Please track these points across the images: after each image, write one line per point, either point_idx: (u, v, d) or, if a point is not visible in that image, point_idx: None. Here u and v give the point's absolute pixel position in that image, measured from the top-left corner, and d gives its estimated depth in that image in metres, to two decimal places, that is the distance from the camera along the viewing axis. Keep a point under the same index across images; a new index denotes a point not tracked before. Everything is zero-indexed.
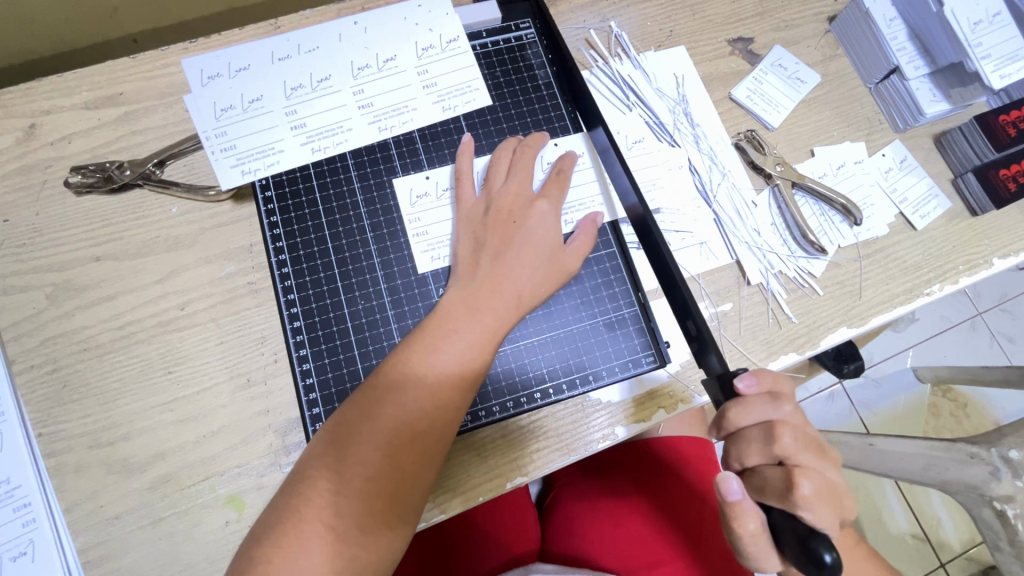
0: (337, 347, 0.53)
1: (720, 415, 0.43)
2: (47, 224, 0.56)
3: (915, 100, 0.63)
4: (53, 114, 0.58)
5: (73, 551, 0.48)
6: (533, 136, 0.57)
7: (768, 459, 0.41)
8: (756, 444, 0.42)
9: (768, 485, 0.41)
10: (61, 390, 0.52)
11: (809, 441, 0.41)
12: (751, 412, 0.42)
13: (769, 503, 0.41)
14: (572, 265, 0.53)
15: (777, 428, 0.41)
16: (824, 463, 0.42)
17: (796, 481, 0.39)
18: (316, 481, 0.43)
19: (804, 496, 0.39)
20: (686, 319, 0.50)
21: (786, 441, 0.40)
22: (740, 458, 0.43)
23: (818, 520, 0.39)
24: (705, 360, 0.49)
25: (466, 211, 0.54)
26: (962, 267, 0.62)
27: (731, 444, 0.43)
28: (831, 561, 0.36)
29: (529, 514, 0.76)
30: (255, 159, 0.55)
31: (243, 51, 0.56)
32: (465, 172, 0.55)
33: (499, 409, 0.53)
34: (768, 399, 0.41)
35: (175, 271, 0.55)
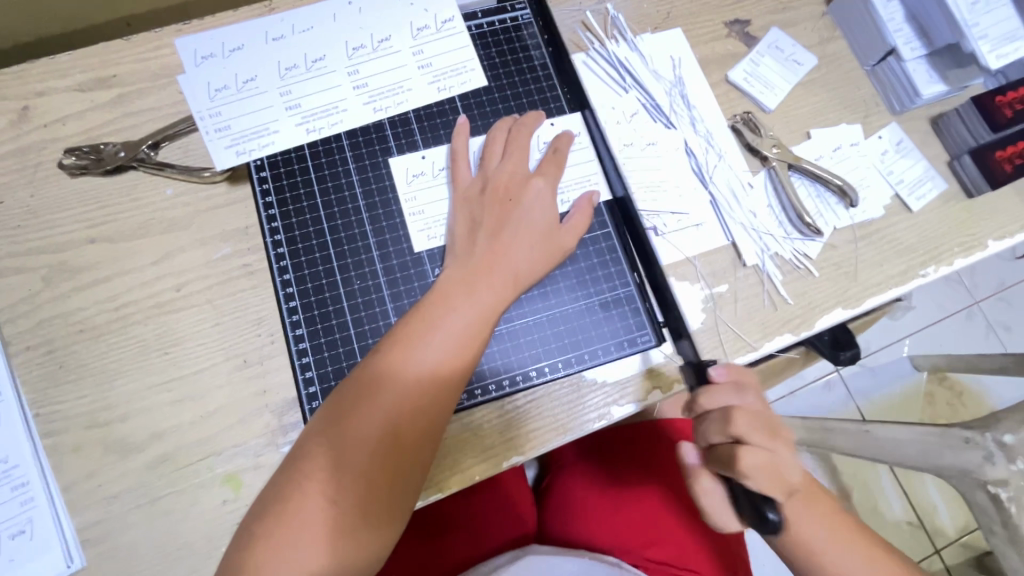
0: (333, 327, 0.53)
1: (689, 400, 0.48)
2: (41, 206, 0.55)
3: (912, 82, 0.63)
4: (46, 95, 0.58)
5: (72, 530, 0.49)
6: (529, 115, 0.57)
7: (726, 438, 0.45)
8: (713, 425, 0.46)
9: (715, 458, 0.46)
10: (57, 371, 0.52)
11: (761, 423, 0.45)
12: (715, 397, 0.46)
13: (711, 466, 0.48)
14: (567, 245, 0.54)
15: (735, 411, 0.45)
16: (778, 441, 0.45)
17: (741, 455, 0.43)
18: (316, 456, 0.43)
19: (746, 467, 0.43)
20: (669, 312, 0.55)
21: (737, 423, 0.44)
22: (698, 437, 0.48)
23: (761, 488, 0.43)
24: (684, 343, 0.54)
25: (462, 191, 0.54)
26: (957, 249, 0.62)
27: (696, 425, 0.48)
28: (774, 518, 0.42)
29: (526, 497, 0.76)
30: (250, 140, 0.55)
31: (237, 31, 0.56)
32: (462, 152, 0.55)
33: (496, 388, 0.53)
34: (725, 386, 0.46)
35: (170, 253, 0.55)
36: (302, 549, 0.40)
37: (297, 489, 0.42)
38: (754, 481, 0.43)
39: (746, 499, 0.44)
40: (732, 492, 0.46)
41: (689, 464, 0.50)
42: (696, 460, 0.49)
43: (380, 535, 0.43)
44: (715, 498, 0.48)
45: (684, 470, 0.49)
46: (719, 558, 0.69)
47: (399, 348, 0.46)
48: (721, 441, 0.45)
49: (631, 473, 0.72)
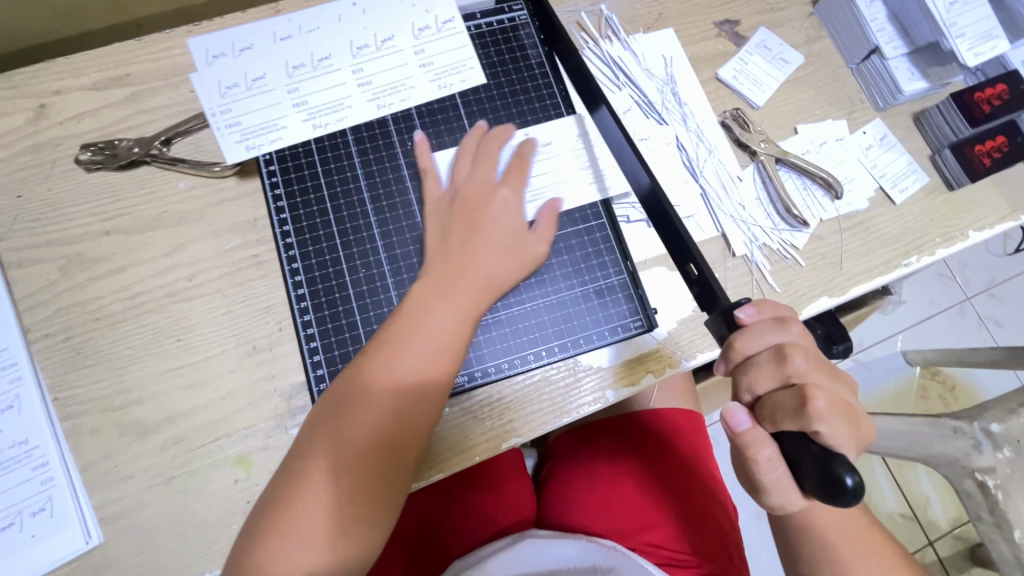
0: (340, 313, 0.55)
1: (725, 346, 0.43)
2: (59, 199, 0.58)
3: (894, 79, 0.66)
4: (62, 94, 0.60)
5: (90, 508, 0.51)
6: (499, 129, 0.59)
7: (782, 382, 0.41)
8: (767, 367, 0.41)
9: (781, 407, 0.41)
10: (75, 356, 0.54)
11: (819, 362, 0.42)
12: (758, 337, 0.42)
13: (784, 429, 0.40)
14: (539, 249, 0.56)
15: (787, 349, 0.41)
16: (836, 385, 0.42)
17: (806, 397, 0.39)
18: (312, 457, 0.46)
19: (817, 409, 0.39)
20: (687, 262, 0.51)
21: (797, 361, 0.41)
22: (750, 386, 0.42)
23: (832, 434, 0.39)
24: (708, 305, 0.50)
25: (432, 203, 0.57)
26: (939, 239, 0.65)
27: (739, 374, 0.43)
28: (853, 483, 0.35)
29: (525, 481, 0.78)
30: (259, 135, 0.58)
31: (246, 31, 0.59)
32: (429, 169, 0.58)
33: (494, 370, 0.56)
34: (773, 323, 0.42)
35: (183, 244, 0.57)
36: (302, 545, 0.44)
37: (294, 491, 0.45)
38: (824, 425, 0.39)
39: (814, 461, 0.37)
40: (794, 452, 0.39)
41: (739, 431, 0.41)
42: (747, 426, 0.41)
43: (373, 526, 0.46)
44: (776, 466, 0.40)
45: (737, 436, 0.41)
46: (713, 539, 0.71)
47: (379, 356, 0.49)
48: (772, 387, 0.42)
49: (626, 458, 0.75)
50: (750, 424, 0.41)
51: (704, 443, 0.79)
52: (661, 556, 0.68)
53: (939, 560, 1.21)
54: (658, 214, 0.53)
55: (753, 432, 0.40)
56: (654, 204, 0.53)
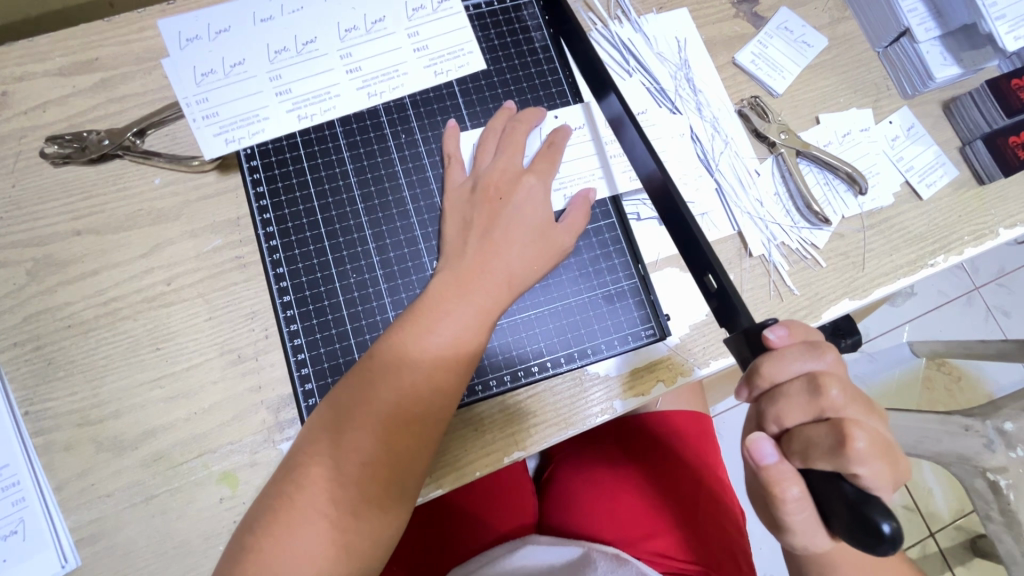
0: (329, 322, 0.52)
1: (751, 372, 0.41)
2: (24, 197, 0.53)
3: (925, 64, 0.61)
4: (25, 81, 0.55)
5: (65, 530, 0.48)
6: (527, 111, 0.55)
7: (814, 415, 0.38)
8: (799, 400, 0.39)
9: (814, 445, 0.38)
10: (46, 367, 0.51)
11: (856, 395, 0.39)
12: (788, 364, 0.39)
13: (813, 467, 0.37)
14: (562, 245, 0.52)
15: (821, 380, 0.38)
16: (871, 419, 0.39)
17: (846, 434, 0.36)
18: (310, 468, 0.42)
19: (857, 450, 0.36)
20: (705, 275, 0.47)
21: (833, 394, 0.38)
22: (779, 418, 0.39)
23: (872, 476, 0.36)
24: (728, 319, 0.46)
25: (453, 192, 0.53)
26: (967, 238, 0.61)
27: (766, 403, 0.40)
28: (890, 531, 0.33)
29: (527, 488, 0.76)
30: (239, 127, 0.53)
31: (224, 12, 0.54)
32: (455, 154, 0.54)
33: (496, 383, 0.52)
34: (805, 350, 0.40)
35: (159, 245, 0.53)
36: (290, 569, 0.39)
37: (285, 507, 0.41)
38: (863, 468, 0.36)
39: (846, 503, 0.35)
40: (825, 490, 0.37)
41: (764, 465, 0.38)
42: (774, 460, 0.38)
43: (368, 552, 0.42)
44: (803, 503, 0.38)
45: (762, 470, 0.39)
46: (721, 548, 0.68)
47: (391, 356, 0.45)
48: (804, 421, 0.39)
49: (631, 462, 0.72)
50: (778, 458, 0.38)
51: (712, 448, 0.77)
52: (669, 566, 0.66)
53: (939, 551, 1.20)
54: (670, 211, 0.49)
55: (779, 469, 0.38)
56: (666, 203, 0.49)
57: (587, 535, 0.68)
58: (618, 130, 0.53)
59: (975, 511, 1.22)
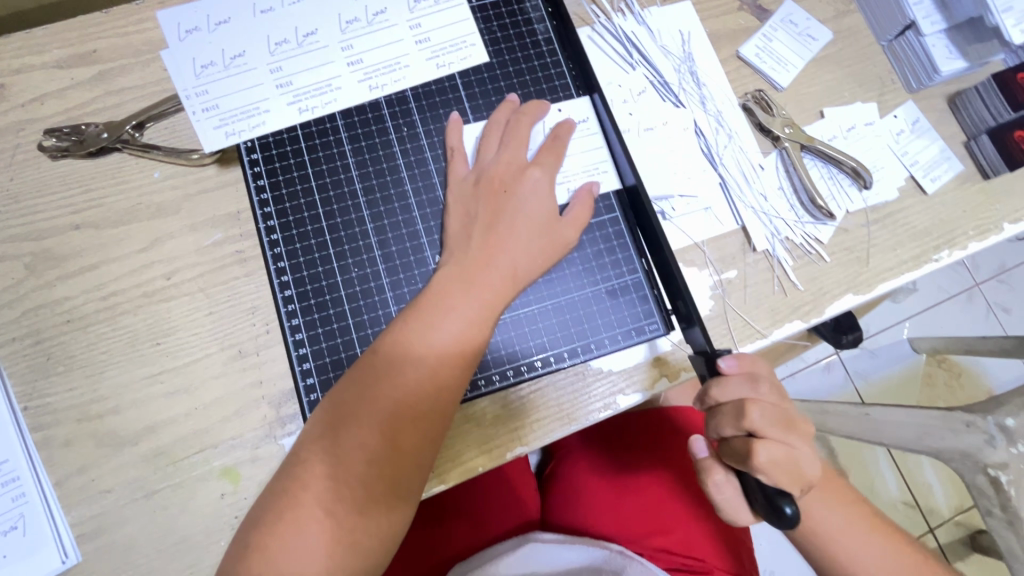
0: (331, 317, 0.51)
1: (703, 392, 0.45)
2: (22, 190, 0.53)
3: (931, 57, 0.60)
4: (22, 73, 0.54)
5: (65, 525, 0.48)
6: (531, 104, 0.54)
7: (739, 431, 0.43)
8: (727, 418, 0.44)
9: (733, 452, 0.44)
10: (45, 362, 0.50)
11: (779, 417, 0.43)
12: (725, 390, 0.43)
13: (735, 468, 0.44)
14: (566, 238, 0.51)
15: (747, 406, 0.43)
16: (792, 437, 0.44)
17: (758, 451, 0.42)
18: (313, 465, 0.42)
19: (760, 463, 0.42)
20: (675, 299, 0.51)
21: (754, 417, 0.42)
22: (716, 430, 0.45)
23: (776, 482, 0.42)
24: (689, 335, 0.50)
25: (456, 185, 0.52)
26: (972, 232, 0.61)
27: (707, 416, 0.46)
28: (791, 512, 0.40)
29: (528, 484, 0.75)
30: (240, 120, 0.53)
31: (223, 4, 0.53)
32: (458, 147, 0.53)
33: (499, 378, 0.52)
34: (745, 380, 0.43)
35: (159, 239, 0.53)
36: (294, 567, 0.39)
37: (288, 503, 0.41)
38: (770, 476, 0.42)
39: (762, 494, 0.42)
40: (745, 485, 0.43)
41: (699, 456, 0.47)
42: (707, 454, 0.47)
43: (372, 550, 0.41)
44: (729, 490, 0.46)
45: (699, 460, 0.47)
46: (722, 542, 0.69)
47: (393, 351, 0.45)
48: (733, 435, 0.44)
49: (634, 458, 0.72)
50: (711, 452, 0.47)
51: None
52: (672, 562, 0.66)
53: (939, 546, 1.20)
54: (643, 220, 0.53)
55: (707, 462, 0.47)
56: (644, 222, 0.53)
57: (589, 531, 0.68)
58: (608, 134, 0.56)
59: (974, 507, 1.22)
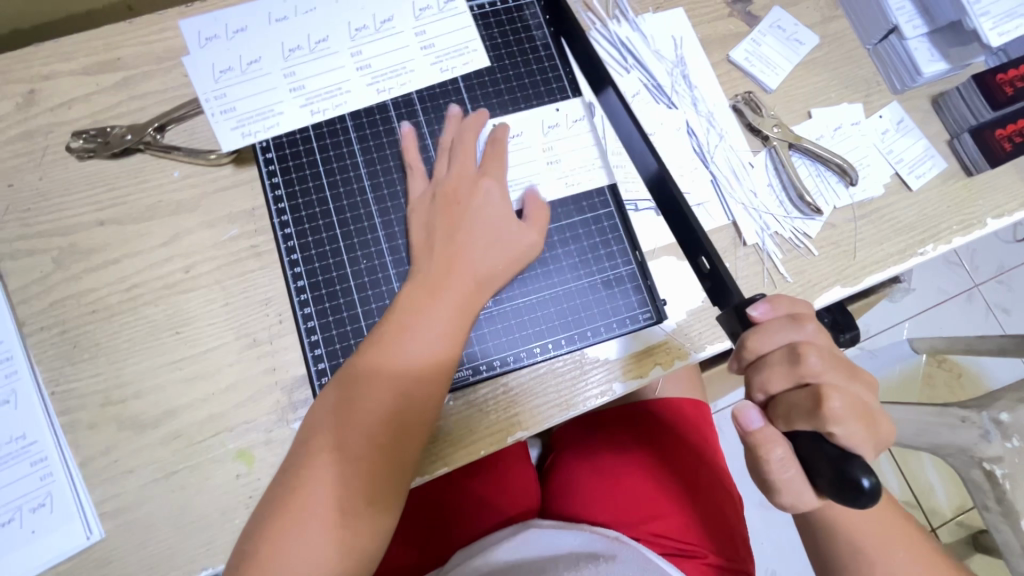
0: (341, 306, 0.54)
1: (739, 345, 0.44)
2: (51, 189, 0.56)
3: (913, 60, 0.63)
4: (51, 79, 0.58)
5: (89, 503, 0.50)
6: (471, 116, 0.57)
7: (795, 382, 0.41)
8: (780, 367, 0.42)
9: (796, 408, 0.41)
10: (72, 350, 0.53)
11: (834, 360, 0.42)
12: (772, 335, 0.42)
13: (797, 430, 0.40)
14: (528, 243, 0.54)
15: (801, 349, 0.41)
16: (853, 384, 0.42)
17: (823, 396, 0.39)
18: (308, 469, 0.45)
19: (833, 411, 0.39)
20: (697, 256, 0.50)
21: (812, 361, 0.41)
22: (764, 385, 0.42)
23: (848, 436, 0.39)
24: (719, 297, 0.49)
25: (415, 200, 0.55)
26: (957, 227, 0.63)
27: (752, 373, 0.43)
28: (869, 485, 0.36)
29: (529, 473, 0.78)
30: (255, 121, 0.56)
31: (240, 13, 0.57)
32: (413, 162, 0.56)
33: (499, 363, 0.55)
34: (787, 321, 0.42)
35: (179, 234, 0.56)
36: (312, 550, 0.43)
37: (293, 498, 0.44)
38: (840, 427, 0.39)
39: (832, 456, 0.38)
40: (810, 451, 0.39)
41: (751, 429, 0.41)
42: (760, 424, 0.41)
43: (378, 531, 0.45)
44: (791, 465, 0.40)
45: (750, 435, 0.41)
46: (719, 528, 0.70)
47: (369, 362, 0.48)
48: (786, 387, 0.42)
49: (633, 447, 0.74)
50: (763, 422, 0.41)
51: (711, 435, 0.78)
52: (668, 547, 0.68)
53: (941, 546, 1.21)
54: (665, 202, 0.52)
55: (762, 432, 0.40)
56: (662, 192, 0.51)
57: (588, 517, 0.71)
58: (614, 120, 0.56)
59: (975, 508, 1.23)
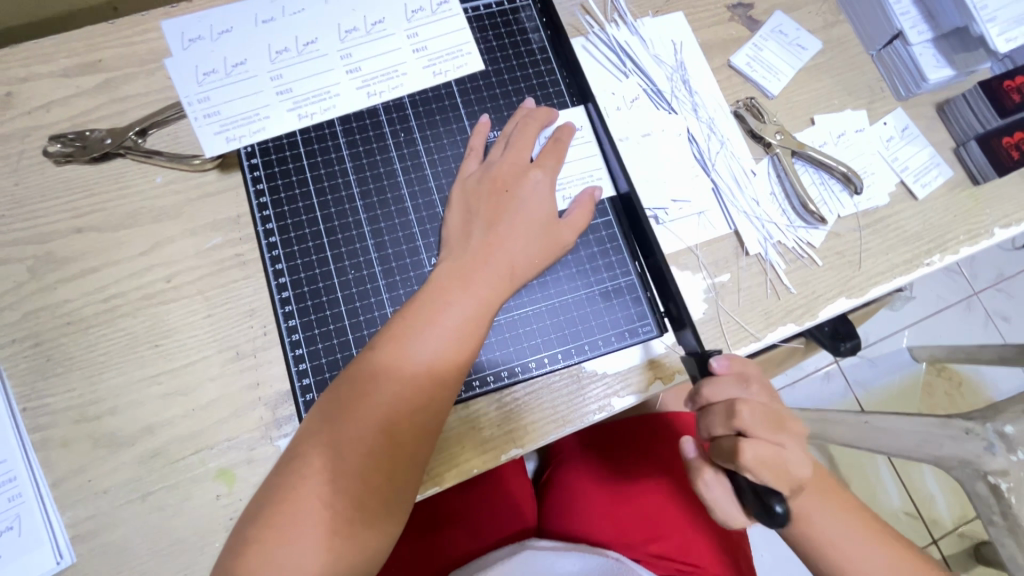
0: (327, 318, 0.52)
1: (693, 391, 0.47)
2: (26, 195, 0.54)
3: (919, 65, 0.62)
4: (29, 81, 0.56)
5: (61, 526, 0.48)
6: (540, 110, 0.56)
7: (729, 431, 0.44)
8: (718, 418, 0.45)
9: (725, 453, 0.45)
10: (45, 364, 0.51)
11: (767, 417, 0.44)
12: (712, 391, 0.45)
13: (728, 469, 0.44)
14: (561, 246, 0.52)
15: (736, 406, 0.44)
16: (780, 436, 0.45)
17: (743, 448, 0.43)
18: (311, 457, 0.42)
19: (751, 462, 0.43)
20: (666, 298, 0.53)
21: (744, 417, 0.44)
22: (704, 429, 0.46)
23: (766, 484, 0.43)
24: (682, 336, 0.52)
25: (462, 182, 0.54)
26: (963, 237, 0.61)
27: (699, 416, 0.47)
28: (781, 510, 0.40)
29: (525, 491, 0.75)
30: (240, 126, 0.54)
31: (225, 13, 0.55)
32: (478, 147, 0.55)
33: (494, 379, 0.52)
34: (731, 380, 0.45)
35: (160, 243, 0.54)
36: (296, 559, 0.40)
37: (286, 493, 0.41)
38: (759, 475, 0.43)
39: (752, 491, 0.43)
40: (737, 485, 0.44)
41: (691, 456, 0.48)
42: (696, 454, 0.48)
43: (369, 544, 0.42)
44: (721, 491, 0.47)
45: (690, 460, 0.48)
46: (721, 548, 0.68)
47: (391, 345, 0.45)
48: (722, 434, 0.45)
49: (632, 461, 0.72)
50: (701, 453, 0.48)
51: None
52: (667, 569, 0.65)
53: (942, 558, 1.18)
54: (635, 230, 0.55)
55: (698, 462, 0.48)
56: (641, 228, 0.53)
57: (586, 536, 0.68)
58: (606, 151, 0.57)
59: (977, 519, 1.20)
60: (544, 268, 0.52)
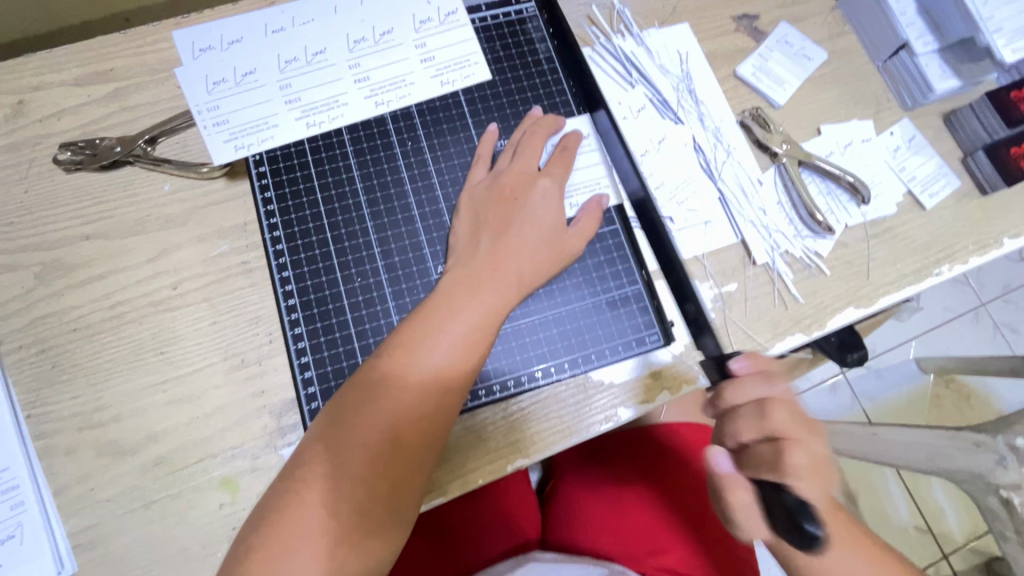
0: (333, 326, 0.52)
1: (717, 394, 0.49)
2: (35, 202, 0.54)
3: (925, 76, 0.62)
4: (40, 90, 0.56)
5: (64, 534, 0.47)
6: (547, 118, 0.56)
7: (761, 436, 0.47)
8: (750, 420, 0.47)
9: (759, 458, 0.47)
10: (50, 370, 0.51)
11: (799, 417, 0.46)
12: (744, 389, 0.47)
13: (761, 479, 0.46)
14: (568, 253, 0.52)
15: (768, 405, 0.46)
16: (814, 439, 0.46)
17: (782, 450, 0.45)
18: (317, 464, 0.42)
19: (792, 465, 0.45)
20: (686, 303, 0.54)
21: (777, 416, 0.46)
22: (735, 435, 0.48)
23: (805, 488, 0.45)
24: (701, 342, 0.54)
25: (470, 189, 0.54)
26: (972, 247, 0.61)
27: (726, 423, 0.49)
28: (810, 529, 0.44)
29: (529, 503, 0.74)
30: (249, 134, 0.54)
31: (236, 24, 0.55)
32: (485, 155, 0.55)
33: (500, 389, 0.52)
34: (759, 378, 0.47)
35: (167, 250, 0.54)
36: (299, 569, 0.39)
37: (291, 500, 0.41)
38: (796, 480, 0.45)
39: (788, 503, 0.45)
40: (770, 496, 0.46)
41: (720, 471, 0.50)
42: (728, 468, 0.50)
43: (373, 554, 0.41)
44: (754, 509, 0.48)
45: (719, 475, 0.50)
46: (730, 564, 0.67)
47: (400, 351, 0.45)
48: (753, 438, 0.47)
49: (637, 473, 0.71)
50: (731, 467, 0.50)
51: None
52: None
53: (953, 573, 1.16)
54: (659, 239, 0.55)
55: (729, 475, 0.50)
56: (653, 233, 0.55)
57: (591, 549, 0.67)
58: (608, 143, 0.58)
59: (988, 534, 1.18)
60: (551, 276, 0.52)
